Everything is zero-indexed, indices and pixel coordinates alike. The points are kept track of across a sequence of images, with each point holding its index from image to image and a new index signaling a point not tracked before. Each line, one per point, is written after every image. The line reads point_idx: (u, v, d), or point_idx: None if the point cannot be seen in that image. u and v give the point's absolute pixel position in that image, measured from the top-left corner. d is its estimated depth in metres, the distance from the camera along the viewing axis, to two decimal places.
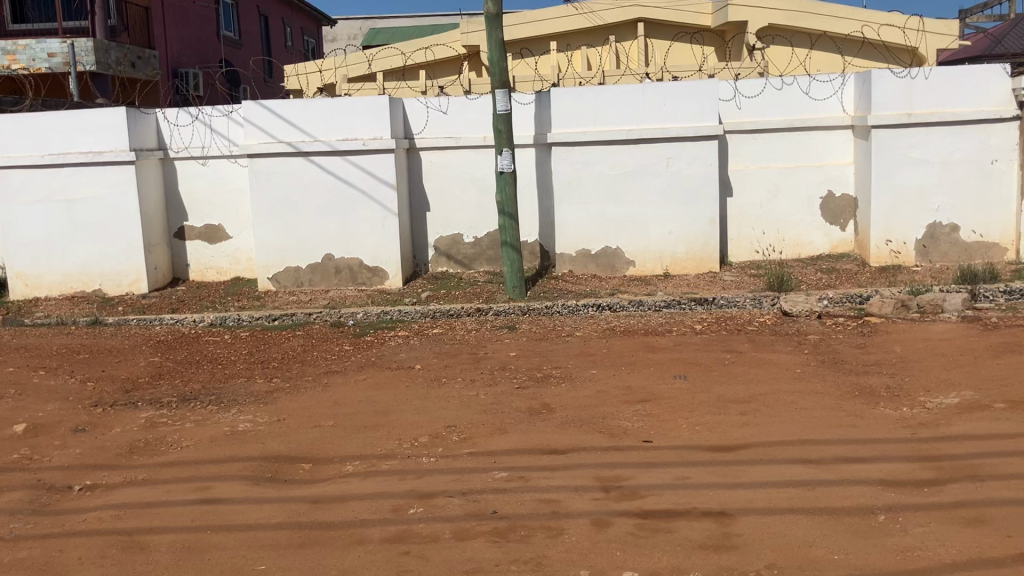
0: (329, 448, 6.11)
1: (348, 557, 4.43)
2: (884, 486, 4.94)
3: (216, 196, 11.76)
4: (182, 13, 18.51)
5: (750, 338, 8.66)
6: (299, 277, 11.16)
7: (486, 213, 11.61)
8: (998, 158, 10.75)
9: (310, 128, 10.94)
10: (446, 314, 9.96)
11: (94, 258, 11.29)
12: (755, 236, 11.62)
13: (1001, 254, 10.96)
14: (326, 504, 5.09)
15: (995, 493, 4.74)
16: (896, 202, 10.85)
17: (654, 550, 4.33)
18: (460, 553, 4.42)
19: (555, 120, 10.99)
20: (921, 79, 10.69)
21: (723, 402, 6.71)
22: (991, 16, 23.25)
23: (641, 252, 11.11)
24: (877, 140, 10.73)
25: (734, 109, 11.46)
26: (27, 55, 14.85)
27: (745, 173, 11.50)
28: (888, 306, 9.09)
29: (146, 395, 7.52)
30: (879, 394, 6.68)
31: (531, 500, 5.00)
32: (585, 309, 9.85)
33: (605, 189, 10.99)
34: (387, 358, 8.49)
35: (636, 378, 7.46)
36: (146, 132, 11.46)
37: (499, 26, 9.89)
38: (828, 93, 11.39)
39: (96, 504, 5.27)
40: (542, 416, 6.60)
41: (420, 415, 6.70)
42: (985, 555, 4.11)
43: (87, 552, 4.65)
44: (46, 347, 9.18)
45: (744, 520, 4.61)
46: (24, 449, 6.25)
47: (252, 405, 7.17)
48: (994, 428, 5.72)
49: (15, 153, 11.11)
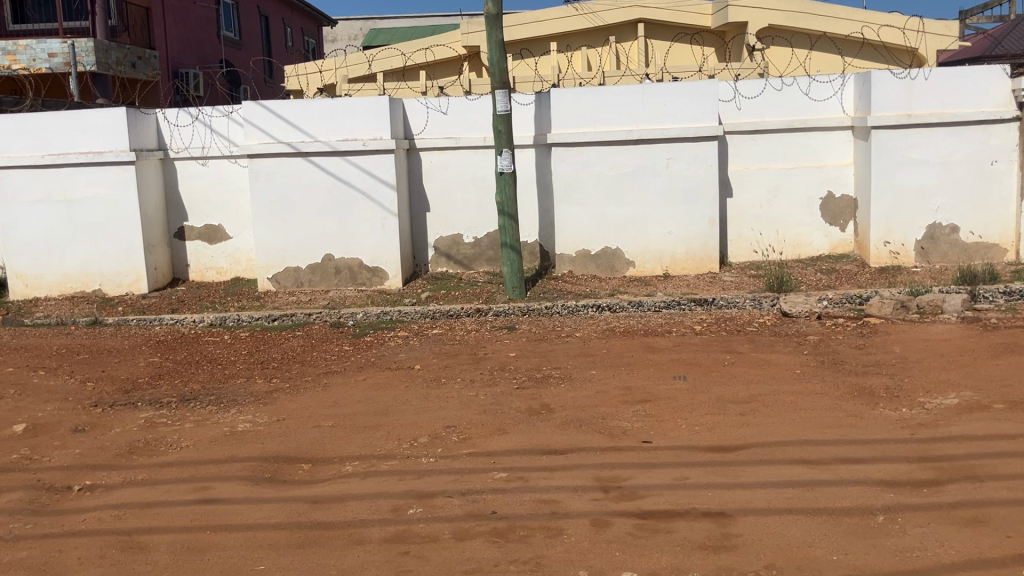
0: (329, 448, 6.12)
1: (348, 557, 4.44)
2: (884, 486, 4.95)
3: (217, 196, 11.76)
4: (183, 13, 18.52)
5: (750, 338, 8.66)
6: (299, 277, 11.16)
7: (486, 213, 11.61)
8: (998, 158, 10.75)
9: (310, 128, 10.95)
10: (446, 314, 9.96)
11: (93, 258, 11.29)
12: (755, 237, 11.63)
13: (1000, 254, 10.97)
14: (326, 505, 5.09)
15: (994, 494, 4.74)
16: (896, 203, 10.85)
17: (653, 550, 4.34)
18: (459, 553, 4.42)
19: (555, 120, 10.99)
20: (922, 80, 10.69)
21: (722, 402, 6.72)
22: (990, 17, 23.28)
23: (641, 253, 11.11)
24: (877, 141, 10.73)
25: (734, 110, 11.46)
26: (27, 55, 14.86)
27: (745, 174, 11.50)
28: (888, 307, 9.07)
29: (146, 395, 7.52)
30: (879, 395, 6.69)
31: (530, 500, 5.00)
32: (585, 310, 9.85)
33: (605, 189, 10.99)
34: (387, 359, 8.50)
35: (636, 378, 7.46)
36: (146, 132, 11.46)
37: (498, 26, 9.90)
38: (828, 94, 11.40)
39: (96, 503, 5.28)
40: (541, 417, 6.61)
41: (420, 416, 6.70)
42: (984, 555, 4.11)
43: (86, 552, 4.65)
44: (46, 347, 9.19)
45: (744, 520, 4.62)
46: (24, 449, 6.26)
47: (252, 405, 7.17)
48: (993, 429, 5.73)
49: (16, 153, 11.12)
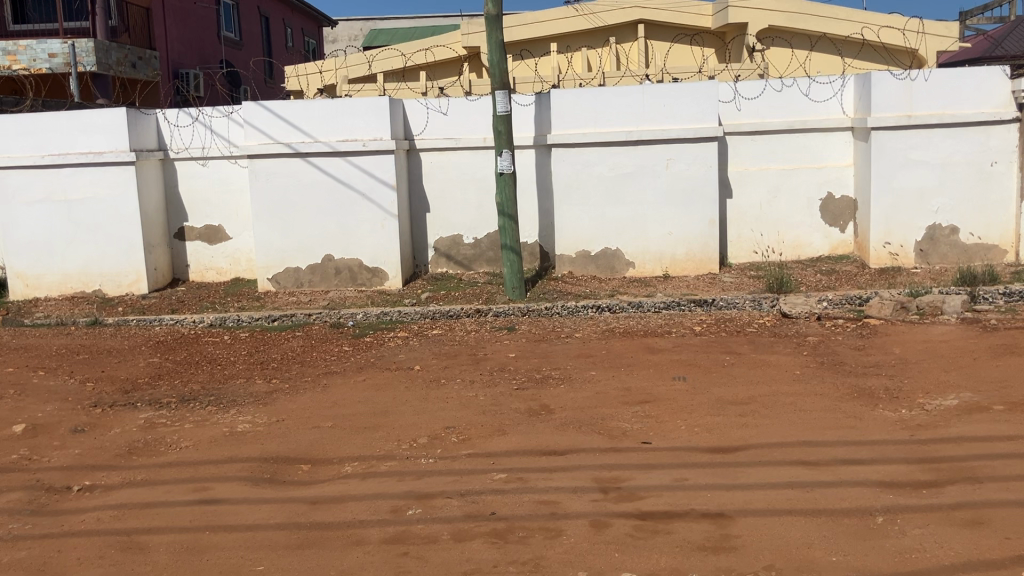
0: (328, 448, 6.12)
1: (347, 557, 4.44)
2: (883, 488, 4.94)
3: (217, 197, 11.77)
4: (183, 14, 18.52)
5: (750, 339, 8.66)
6: (299, 278, 11.16)
7: (486, 214, 11.61)
8: (998, 159, 10.75)
9: (310, 129, 10.95)
10: (446, 315, 9.97)
11: (93, 259, 11.29)
12: (755, 238, 11.63)
13: (1000, 255, 10.96)
14: (325, 505, 5.09)
15: (994, 495, 4.74)
16: (896, 204, 10.85)
17: (652, 551, 4.34)
18: (458, 554, 4.42)
19: (555, 121, 10.99)
20: (922, 80, 10.69)
21: (722, 403, 6.72)
22: (991, 19, 23.30)
23: (640, 254, 11.11)
24: (877, 142, 10.73)
25: (734, 111, 11.47)
26: (27, 55, 14.86)
27: (745, 175, 11.50)
28: (888, 308, 9.06)
29: (146, 395, 7.53)
30: (879, 396, 6.68)
31: (529, 501, 5.00)
32: (585, 310, 9.85)
33: (605, 190, 10.99)
34: (387, 359, 8.51)
35: (636, 379, 7.46)
36: (146, 132, 11.47)
37: (498, 27, 9.91)
38: (828, 95, 11.40)
39: (96, 503, 5.28)
40: (541, 417, 6.61)
41: (420, 416, 6.70)
42: (983, 556, 4.11)
43: (86, 552, 4.65)
44: (46, 347, 9.20)
45: (742, 521, 4.61)
46: (24, 450, 6.26)
47: (252, 405, 7.17)
48: (993, 430, 5.73)
49: (16, 154, 11.13)
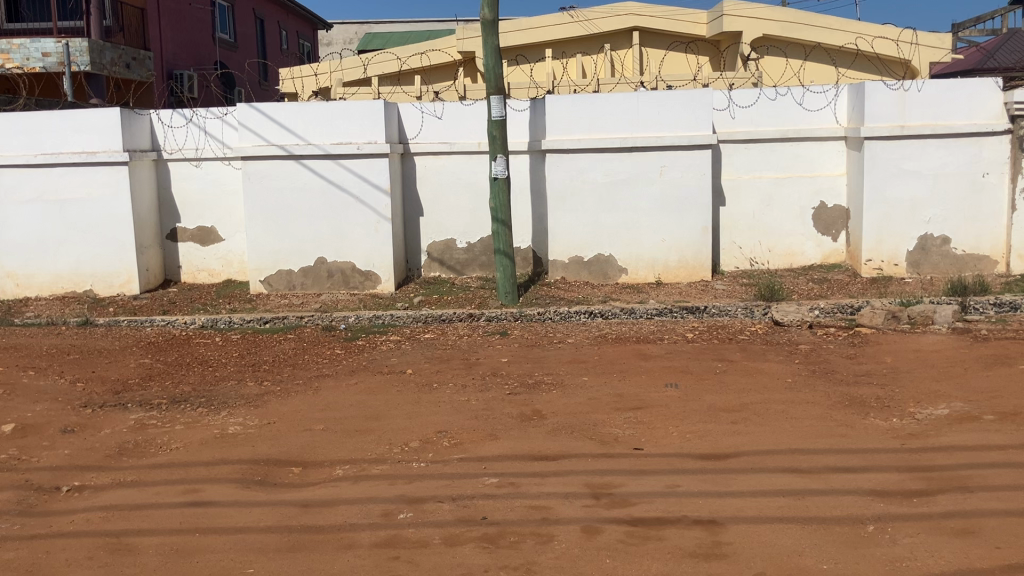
0: (319, 452, 6.09)
1: (337, 561, 4.42)
2: (874, 496, 4.95)
3: (210, 198, 11.73)
4: (177, 14, 18.46)
5: (741, 346, 8.68)
6: (292, 280, 11.14)
7: (480, 218, 11.62)
8: (990, 171, 10.83)
9: (303, 131, 10.91)
10: (438, 318, 10.00)
11: (86, 258, 11.24)
12: (747, 246, 11.67)
13: (991, 266, 11.03)
14: (317, 508, 5.07)
15: (984, 504, 4.76)
16: (888, 213, 10.90)
17: (643, 558, 4.33)
18: (451, 558, 4.41)
19: (550, 127, 11.01)
20: (914, 91, 10.75)
21: (713, 410, 6.73)
22: (984, 31, 23.51)
23: (634, 260, 11.13)
24: (870, 152, 10.76)
25: (728, 118, 11.48)
26: (21, 54, 14.73)
27: (739, 183, 11.53)
28: (879, 317, 9.12)
29: (137, 396, 7.50)
30: (870, 405, 6.70)
31: (521, 506, 5.00)
32: (577, 316, 9.91)
33: (598, 197, 11.02)
34: (379, 362, 8.50)
35: (627, 385, 7.45)
36: (140, 133, 11.42)
37: (492, 32, 10.01)
38: (821, 104, 11.44)
39: (85, 505, 5.24)
40: (533, 423, 6.60)
41: (411, 420, 6.70)
42: (973, 565, 4.13)
43: (74, 553, 4.61)
44: (37, 347, 9.13)
45: (734, 529, 4.62)
46: (13, 449, 6.21)
47: (242, 407, 7.16)
48: (983, 440, 5.76)
49: (9, 152, 11.07)
